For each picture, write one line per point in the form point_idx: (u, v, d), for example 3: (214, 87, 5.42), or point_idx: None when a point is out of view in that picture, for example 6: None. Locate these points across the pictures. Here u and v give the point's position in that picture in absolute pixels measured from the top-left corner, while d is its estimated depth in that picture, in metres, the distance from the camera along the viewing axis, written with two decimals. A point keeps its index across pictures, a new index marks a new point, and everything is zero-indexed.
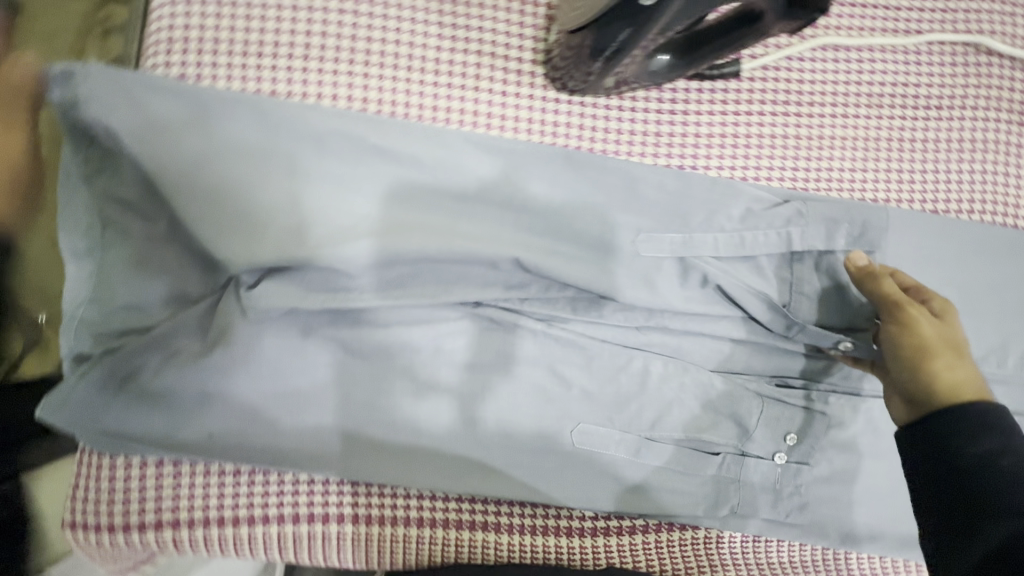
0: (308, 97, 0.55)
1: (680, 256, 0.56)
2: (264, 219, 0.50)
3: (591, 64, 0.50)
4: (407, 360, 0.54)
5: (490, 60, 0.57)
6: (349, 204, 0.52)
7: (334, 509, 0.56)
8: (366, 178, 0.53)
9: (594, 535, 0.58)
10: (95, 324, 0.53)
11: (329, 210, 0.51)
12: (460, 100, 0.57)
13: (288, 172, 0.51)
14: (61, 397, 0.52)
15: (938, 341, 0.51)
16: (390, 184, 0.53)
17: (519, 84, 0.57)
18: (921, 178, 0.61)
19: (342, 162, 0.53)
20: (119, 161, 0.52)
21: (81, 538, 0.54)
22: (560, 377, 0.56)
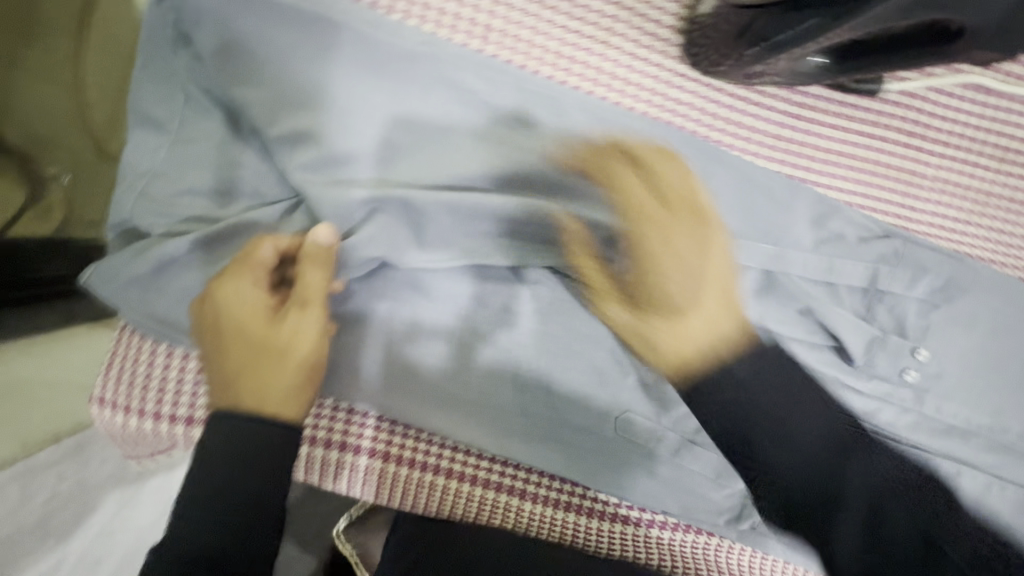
0: (430, 12, 0.50)
1: (767, 269, 0.54)
2: (369, 143, 0.48)
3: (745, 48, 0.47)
4: (474, 313, 0.53)
5: (627, 16, 0.53)
6: (455, 140, 0.49)
7: (359, 441, 0.54)
8: (466, 116, 0.49)
9: (613, 521, 0.58)
10: (153, 201, 0.49)
11: (436, 142, 0.49)
12: (587, 52, 0.52)
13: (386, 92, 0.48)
14: (110, 271, 0.48)
15: (631, 323, 0.46)
16: (490, 130, 0.50)
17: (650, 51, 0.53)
18: (1017, 241, 0.60)
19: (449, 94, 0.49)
20: (206, 32, 0.47)
21: (106, 417, 0.52)
22: (619, 362, 0.55)
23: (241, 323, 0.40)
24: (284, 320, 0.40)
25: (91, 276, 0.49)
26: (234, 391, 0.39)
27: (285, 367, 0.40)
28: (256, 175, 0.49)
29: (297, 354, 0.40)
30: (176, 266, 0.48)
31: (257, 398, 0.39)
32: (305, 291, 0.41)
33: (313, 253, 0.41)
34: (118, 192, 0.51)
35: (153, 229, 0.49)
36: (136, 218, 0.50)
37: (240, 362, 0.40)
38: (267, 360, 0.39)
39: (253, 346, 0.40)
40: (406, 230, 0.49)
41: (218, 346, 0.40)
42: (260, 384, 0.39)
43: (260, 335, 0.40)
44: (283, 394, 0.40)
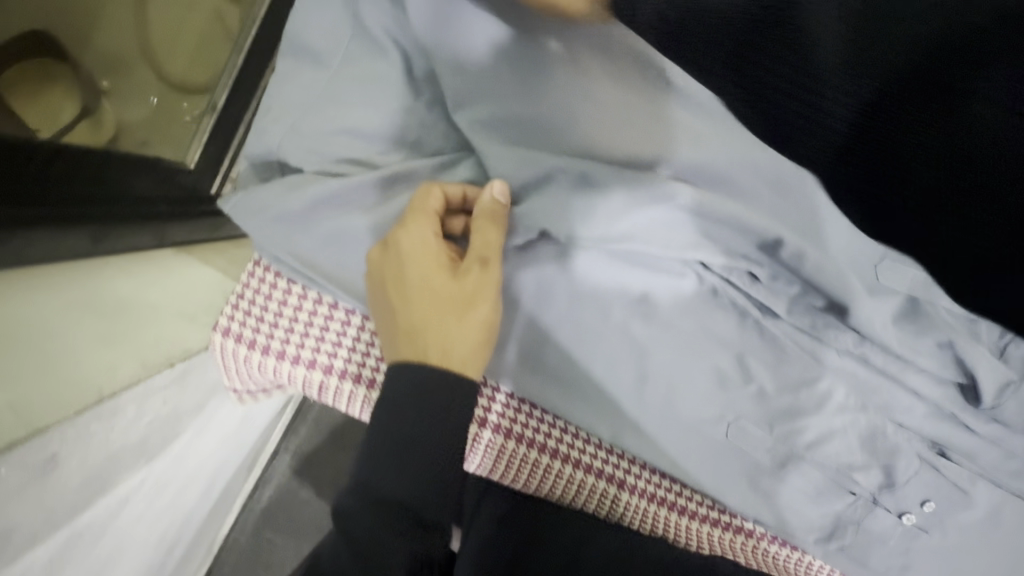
0: None
1: (914, 295, 0.52)
2: (561, 108, 0.46)
3: None
4: (612, 297, 0.51)
5: None
6: (644, 114, 0.46)
7: (481, 413, 0.54)
8: (648, 102, 0.47)
9: (702, 521, 0.58)
10: (304, 136, 0.49)
11: (624, 112, 0.46)
12: None
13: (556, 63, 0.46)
14: (253, 206, 0.48)
15: None
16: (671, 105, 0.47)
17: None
18: None
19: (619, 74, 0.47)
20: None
21: (228, 349, 0.51)
22: (744, 369, 0.54)
23: (429, 274, 0.43)
24: (465, 276, 0.43)
25: (231, 205, 0.49)
26: (422, 343, 0.42)
27: (469, 321, 0.42)
28: (421, 125, 0.49)
29: (479, 313, 0.43)
30: (337, 208, 0.47)
31: (441, 345, 0.42)
32: (487, 248, 0.44)
33: (487, 210, 0.45)
34: (268, 122, 0.50)
35: (303, 165, 0.48)
36: (282, 151, 0.49)
37: (427, 313, 0.42)
38: (452, 310, 0.42)
39: (439, 300, 0.42)
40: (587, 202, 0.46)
41: (406, 296, 0.43)
42: (446, 334, 0.42)
43: (447, 290, 0.43)
44: (471, 348, 0.42)
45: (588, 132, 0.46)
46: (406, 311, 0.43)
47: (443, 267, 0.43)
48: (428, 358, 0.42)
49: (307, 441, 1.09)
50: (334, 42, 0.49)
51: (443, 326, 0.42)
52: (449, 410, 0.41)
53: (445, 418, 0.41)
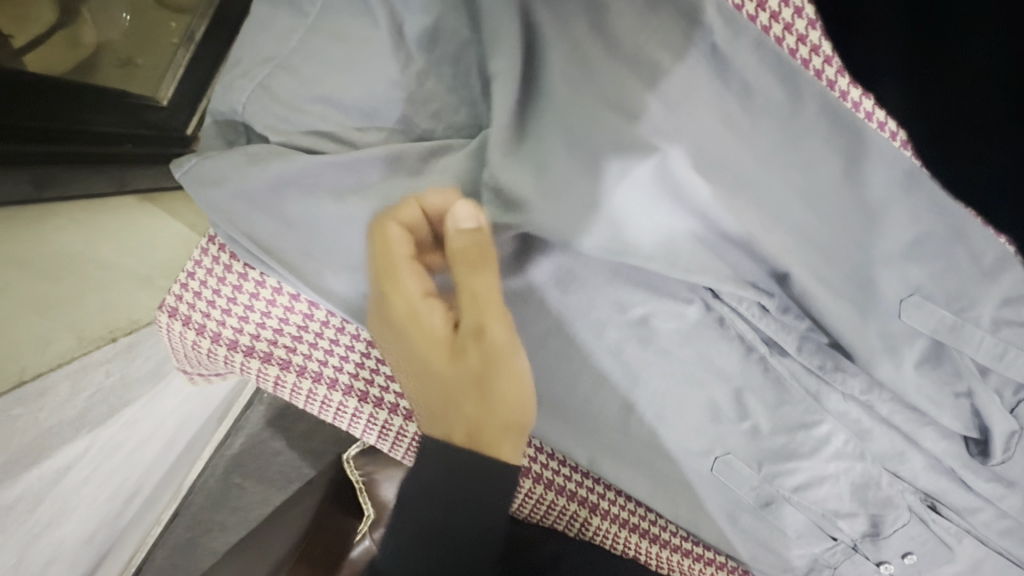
0: None
1: (937, 339, 0.46)
2: (587, 95, 0.39)
3: None
4: (605, 317, 0.46)
5: None
6: (682, 112, 0.39)
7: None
8: (680, 75, 0.39)
9: (674, 552, 0.55)
10: (275, 98, 0.42)
11: (662, 106, 0.39)
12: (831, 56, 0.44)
13: (570, 37, 0.39)
14: (209, 177, 0.42)
15: None
16: (709, 92, 0.40)
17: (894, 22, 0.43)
18: None
19: (659, 37, 0.39)
20: None
21: (175, 332, 0.47)
22: (741, 406, 0.49)
23: (432, 350, 0.37)
24: (467, 345, 0.36)
25: (185, 169, 0.42)
26: (447, 423, 0.37)
27: (488, 393, 0.36)
28: (411, 99, 0.42)
29: (498, 382, 0.36)
30: (299, 189, 0.41)
31: (467, 429, 0.36)
32: (487, 302, 0.36)
33: (460, 246, 0.36)
34: (234, 78, 0.43)
35: (267, 132, 0.42)
36: (247, 113, 0.43)
37: (443, 392, 0.37)
38: (458, 389, 0.36)
39: (449, 377, 0.36)
40: (595, 199, 0.39)
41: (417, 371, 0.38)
42: (459, 415, 0.36)
43: (447, 371, 0.36)
44: (496, 416, 0.36)
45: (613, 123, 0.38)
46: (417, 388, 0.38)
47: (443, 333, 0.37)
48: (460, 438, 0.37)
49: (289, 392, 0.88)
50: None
51: (463, 402, 0.36)
52: (480, 496, 0.37)
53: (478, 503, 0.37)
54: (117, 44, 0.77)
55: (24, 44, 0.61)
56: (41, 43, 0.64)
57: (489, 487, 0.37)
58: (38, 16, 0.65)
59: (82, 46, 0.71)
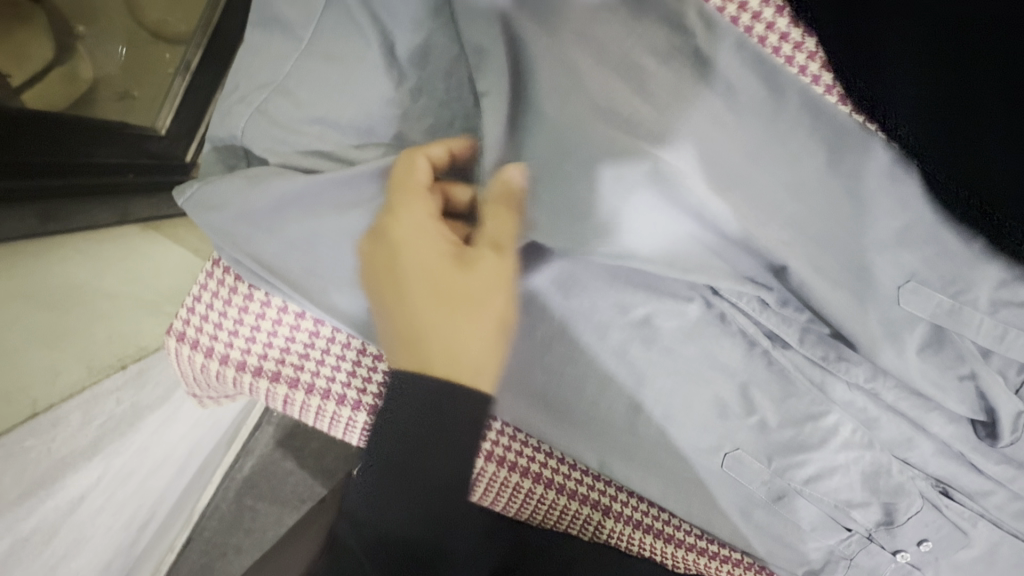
0: None
1: (938, 325, 0.46)
2: (575, 102, 0.39)
3: None
4: (608, 319, 0.46)
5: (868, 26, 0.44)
6: (669, 115, 0.41)
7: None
8: (667, 80, 0.41)
9: (688, 550, 0.55)
10: (272, 121, 0.43)
11: (650, 111, 0.40)
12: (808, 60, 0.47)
13: (558, 46, 0.40)
14: (211, 201, 0.42)
15: None
16: (694, 95, 0.41)
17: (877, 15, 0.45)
18: None
19: (645, 46, 0.41)
20: None
21: (183, 356, 0.47)
22: (747, 400, 0.50)
23: (433, 266, 0.38)
24: (476, 267, 0.39)
25: (188, 195, 0.43)
26: (427, 351, 0.38)
27: (480, 321, 0.39)
28: (406, 116, 0.43)
29: (492, 315, 0.40)
30: (301, 209, 0.42)
31: (451, 354, 0.38)
32: (503, 234, 0.40)
33: (503, 182, 0.39)
34: (232, 104, 0.44)
35: (266, 154, 0.43)
36: (245, 137, 0.43)
37: (431, 313, 0.38)
38: (458, 306, 0.38)
39: (445, 298, 0.38)
40: (594, 201, 0.39)
41: (406, 290, 0.39)
42: (455, 335, 0.38)
43: (454, 292, 0.38)
44: (481, 347, 0.39)
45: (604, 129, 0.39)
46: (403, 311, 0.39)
47: (447, 255, 0.39)
48: (435, 368, 0.38)
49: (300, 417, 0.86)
50: (306, 12, 0.42)
51: (452, 324, 0.38)
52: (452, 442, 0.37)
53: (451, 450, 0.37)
54: (116, 79, 0.79)
55: (22, 82, 0.63)
56: (40, 80, 0.66)
57: (463, 430, 0.37)
58: (36, 56, 0.67)
59: (81, 81, 0.73)
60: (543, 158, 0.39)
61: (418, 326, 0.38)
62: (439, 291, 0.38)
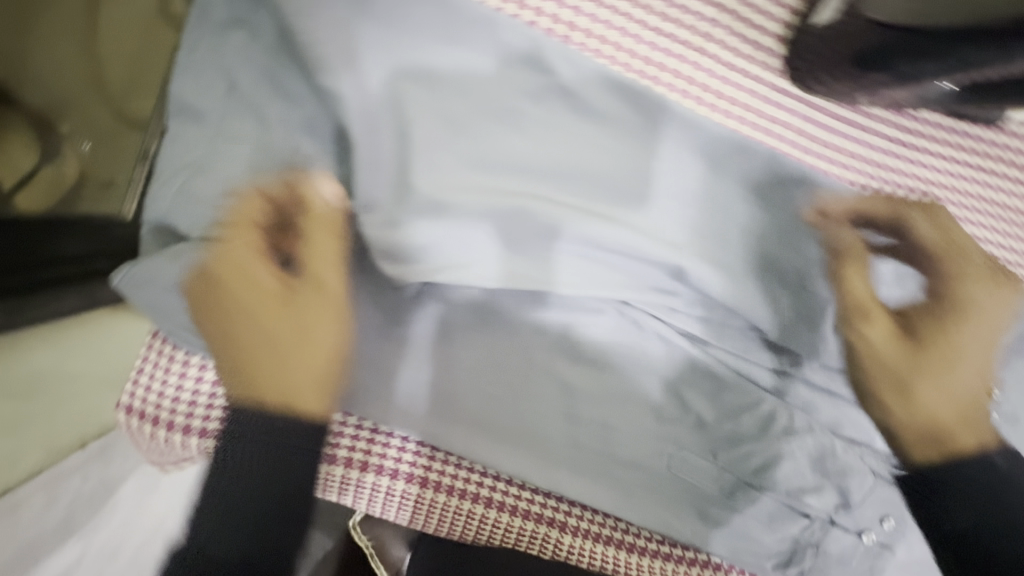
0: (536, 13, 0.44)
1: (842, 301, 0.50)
2: (455, 147, 0.42)
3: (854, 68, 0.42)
4: (530, 341, 0.49)
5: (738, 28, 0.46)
6: (545, 146, 0.43)
7: (393, 462, 0.51)
8: (540, 113, 0.43)
9: (653, 557, 0.56)
10: (191, 199, 0.47)
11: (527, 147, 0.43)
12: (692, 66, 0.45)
13: (432, 96, 0.42)
14: (141, 278, 0.46)
15: None
16: (570, 123, 0.44)
17: (770, 7, 0.46)
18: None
19: (513, 86, 0.43)
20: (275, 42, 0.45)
21: (134, 426, 0.50)
22: (680, 400, 0.51)
23: (261, 300, 0.43)
24: (300, 296, 0.43)
25: (120, 277, 0.47)
26: (256, 380, 0.42)
27: (308, 350, 0.43)
28: None
29: (319, 341, 0.43)
30: None
31: (277, 384, 0.42)
32: (323, 258, 0.44)
33: (322, 213, 0.44)
34: (158, 189, 0.48)
35: (188, 230, 0.47)
36: (172, 216, 0.47)
37: (259, 346, 0.43)
38: (281, 334, 0.43)
39: (271, 328, 0.43)
40: (484, 240, 0.43)
41: (235, 328, 0.43)
42: (273, 367, 0.42)
43: (279, 322, 0.43)
44: (311, 374, 0.43)
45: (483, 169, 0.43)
46: (233, 341, 0.43)
47: (273, 289, 0.43)
48: (266, 396, 0.42)
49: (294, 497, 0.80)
50: (212, 100, 0.47)
51: (280, 356, 0.42)
52: (291, 464, 0.41)
53: (284, 498, 0.41)
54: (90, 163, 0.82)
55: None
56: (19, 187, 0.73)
57: (297, 441, 0.41)
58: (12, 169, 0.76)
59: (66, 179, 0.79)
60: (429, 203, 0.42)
61: (246, 360, 0.42)
62: (266, 324, 0.43)
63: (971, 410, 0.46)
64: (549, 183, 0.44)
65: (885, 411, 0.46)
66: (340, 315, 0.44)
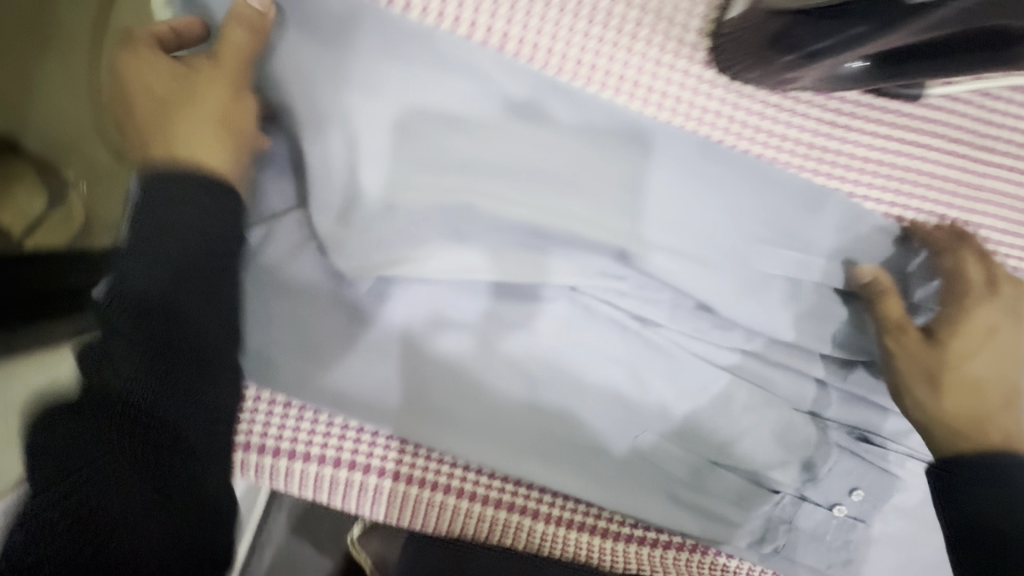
0: (463, 23, 0.45)
1: (790, 278, 0.52)
2: (397, 149, 0.45)
3: (782, 55, 0.42)
4: (489, 332, 0.51)
5: (665, 25, 0.48)
6: (484, 144, 0.46)
7: (372, 460, 0.53)
8: (474, 110, 0.46)
9: (628, 541, 0.57)
10: None
11: (465, 143, 0.46)
12: (621, 64, 0.47)
13: (370, 103, 0.44)
14: None
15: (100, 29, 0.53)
16: (508, 121, 0.46)
17: (696, 4, 0.48)
18: (971, 210, 0.54)
19: (450, 90, 0.45)
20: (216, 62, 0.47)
21: None
22: (639, 383, 0.53)
23: (162, 66, 0.44)
24: (194, 88, 0.44)
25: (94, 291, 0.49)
26: (150, 135, 0.45)
27: (192, 114, 0.44)
28: (270, 189, 0.49)
29: (206, 99, 0.44)
30: None
31: (166, 142, 0.44)
32: (228, 52, 0.43)
33: (247, 16, 0.42)
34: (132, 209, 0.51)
35: None
36: None
37: (152, 109, 0.45)
38: (180, 106, 0.44)
39: (163, 93, 0.44)
40: (433, 236, 0.46)
41: (132, 93, 0.45)
42: (172, 122, 0.45)
43: (166, 89, 0.44)
44: (195, 135, 0.44)
45: (426, 171, 0.45)
46: (132, 117, 0.45)
47: (169, 69, 0.44)
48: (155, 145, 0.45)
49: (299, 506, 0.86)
50: None
51: (175, 124, 0.45)
52: (217, 312, 0.44)
53: (197, 359, 0.43)
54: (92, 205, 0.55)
55: None
56: None
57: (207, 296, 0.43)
58: None
59: (73, 218, 0.53)
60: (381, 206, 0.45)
61: (140, 121, 0.45)
62: (162, 97, 0.44)
63: (980, 388, 0.51)
64: (491, 180, 0.46)
65: (915, 400, 0.51)
66: (235, 98, 0.44)
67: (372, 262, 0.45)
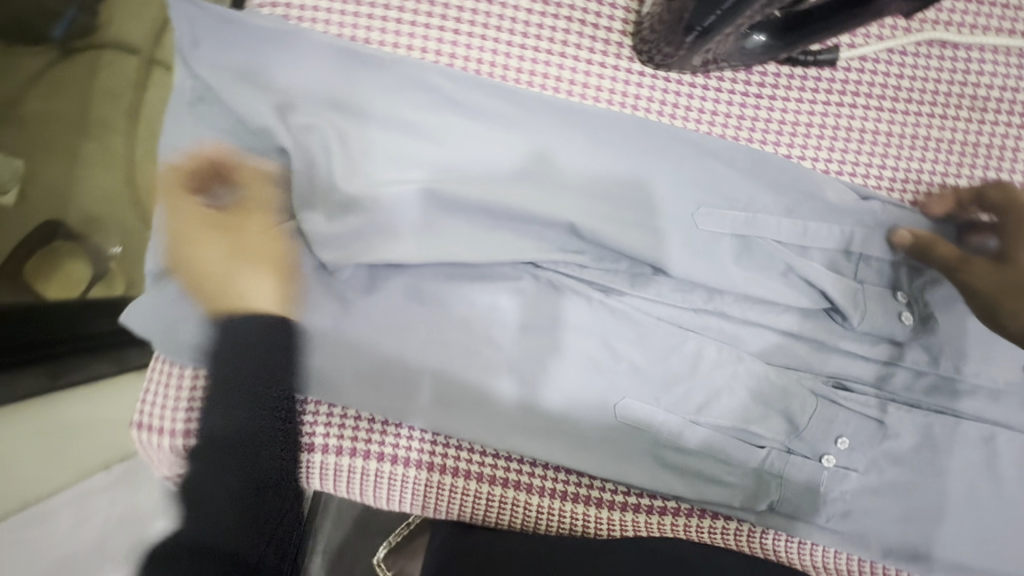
0: (415, 50, 0.55)
1: (741, 235, 0.55)
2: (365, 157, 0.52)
3: (686, 36, 0.48)
4: (466, 314, 0.55)
5: (591, 31, 0.56)
6: (443, 146, 0.53)
7: (392, 450, 0.57)
8: (430, 118, 0.53)
9: (622, 509, 0.58)
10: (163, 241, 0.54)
11: (425, 147, 0.53)
12: (556, 68, 0.56)
13: (343, 121, 0.52)
14: (147, 307, 0.54)
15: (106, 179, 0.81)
16: (463, 125, 0.53)
17: (614, 9, 0.56)
18: (906, 157, 0.58)
19: (410, 104, 0.53)
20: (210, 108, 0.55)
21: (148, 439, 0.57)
22: (612, 349, 0.56)
23: (210, 227, 0.53)
24: (238, 228, 0.53)
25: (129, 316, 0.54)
26: (221, 289, 0.53)
27: (247, 262, 0.53)
28: None
29: (252, 238, 0.53)
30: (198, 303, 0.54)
31: (237, 294, 0.53)
32: (258, 197, 0.53)
33: (255, 175, 0.53)
34: None
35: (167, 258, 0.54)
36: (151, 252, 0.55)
37: (208, 264, 0.53)
38: (231, 253, 0.53)
39: (226, 247, 0.53)
40: (407, 228, 0.52)
41: (191, 248, 0.53)
42: (238, 280, 0.53)
43: (216, 243, 0.53)
44: (259, 280, 0.53)
45: (393, 172, 0.52)
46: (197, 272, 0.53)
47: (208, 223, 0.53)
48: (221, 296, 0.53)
49: (334, 536, 0.90)
50: None
51: (240, 273, 0.53)
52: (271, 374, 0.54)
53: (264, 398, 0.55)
54: None
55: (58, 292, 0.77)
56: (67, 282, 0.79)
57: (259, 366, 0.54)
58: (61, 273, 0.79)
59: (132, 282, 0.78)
60: (354, 207, 0.51)
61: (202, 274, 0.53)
62: (216, 248, 0.53)
63: None
64: (452, 175, 0.53)
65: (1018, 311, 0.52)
66: (266, 223, 0.54)
67: (353, 252, 0.51)
